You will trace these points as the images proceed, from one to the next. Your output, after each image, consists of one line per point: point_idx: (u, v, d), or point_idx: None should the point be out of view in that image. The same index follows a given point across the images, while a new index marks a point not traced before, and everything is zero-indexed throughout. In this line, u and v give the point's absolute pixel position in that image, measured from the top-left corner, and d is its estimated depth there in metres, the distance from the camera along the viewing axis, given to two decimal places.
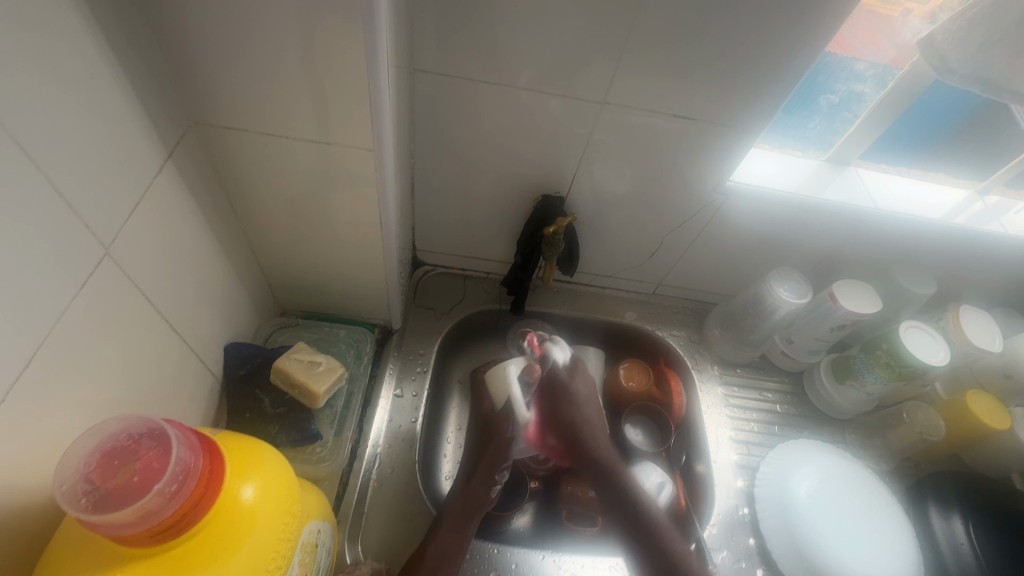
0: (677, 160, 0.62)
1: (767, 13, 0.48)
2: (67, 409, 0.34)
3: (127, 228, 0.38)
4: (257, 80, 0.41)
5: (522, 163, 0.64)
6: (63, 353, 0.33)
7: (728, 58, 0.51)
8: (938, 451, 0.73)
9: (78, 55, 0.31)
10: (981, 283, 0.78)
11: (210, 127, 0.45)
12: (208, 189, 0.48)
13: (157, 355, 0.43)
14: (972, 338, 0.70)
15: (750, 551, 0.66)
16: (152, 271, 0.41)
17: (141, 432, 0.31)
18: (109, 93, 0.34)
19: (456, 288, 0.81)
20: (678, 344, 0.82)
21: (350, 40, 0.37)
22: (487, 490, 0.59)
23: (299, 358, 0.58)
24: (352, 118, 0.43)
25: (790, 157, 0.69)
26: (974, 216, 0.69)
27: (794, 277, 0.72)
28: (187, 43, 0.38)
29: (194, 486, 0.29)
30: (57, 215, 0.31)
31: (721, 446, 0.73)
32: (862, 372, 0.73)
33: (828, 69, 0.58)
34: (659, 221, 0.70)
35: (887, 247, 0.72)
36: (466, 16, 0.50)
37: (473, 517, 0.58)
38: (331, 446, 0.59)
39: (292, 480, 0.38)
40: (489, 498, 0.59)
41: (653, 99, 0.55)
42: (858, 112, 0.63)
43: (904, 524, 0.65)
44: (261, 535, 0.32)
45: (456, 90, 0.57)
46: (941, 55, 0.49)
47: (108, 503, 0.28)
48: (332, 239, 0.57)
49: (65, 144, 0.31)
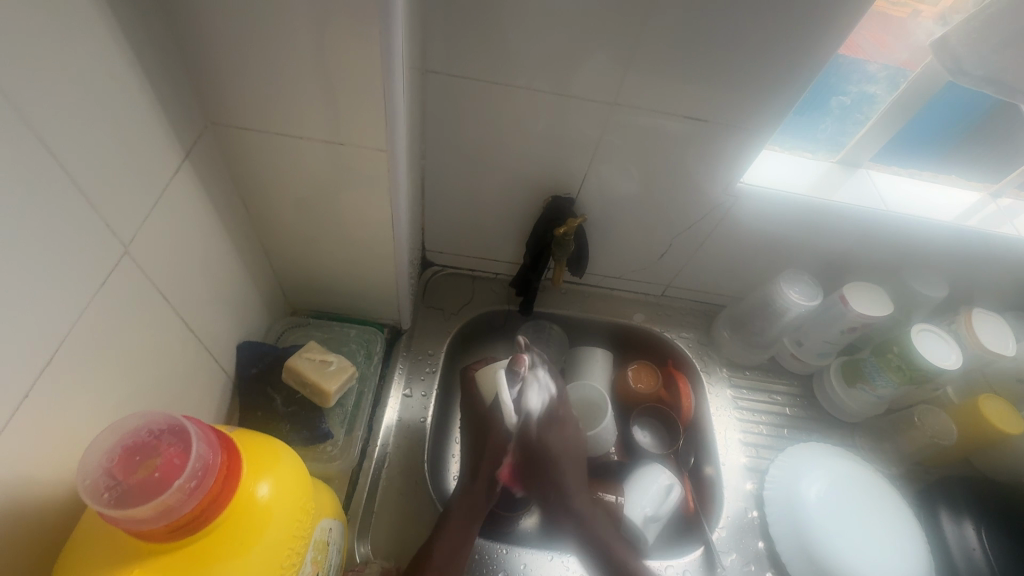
0: (688, 162, 0.62)
1: (780, 13, 0.47)
2: (86, 405, 0.35)
3: (146, 227, 0.38)
4: (273, 82, 0.41)
5: (532, 164, 0.64)
6: (83, 350, 0.34)
7: (740, 59, 0.51)
8: (949, 455, 0.72)
9: (99, 54, 0.31)
10: (993, 286, 0.78)
11: (226, 128, 0.45)
12: (222, 189, 0.49)
13: (173, 353, 0.44)
14: (984, 341, 0.69)
15: (759, 554, 0.66)
16: (168, 270, 0.42)
17: (161, 427, 0.31)
18: (129, 93, 0.34)
19: (465, 288, 0.81)
20: (687, 346, 0.82)
21: (366, 41, 0.38)
22: (491, 487, 0.60)
23: (311, 357, 0.58)
24: (365, 118, 0.43)
25: (801, 159, 0.68)
26: (987, 218, 0.69)
27: (804, 279, 0.72)
28: (204, 44, 0.39)
29: (213, 482, 0.30)
30: (78, 213, 0.32)
31: (730, 448, 0.73)
32: (873, 375, 0.72)
33: (840, 71, 0.58)
34: (668, 223, 0.70)
35: (899, 250, 0.71)
36: (479, 16, 0.50)
37: (479, 513, 0.58)
38: (341, 445, 0.59)
39: (306, 478, 0.38)
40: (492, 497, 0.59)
41: (665, 100, 0.55)
42: (870, 114, 0.63)
43: (915, 529, 0.64)
44: (276, 532, 0.33)
45: (467, 90, 0.57)
46: (954, 56, 0.49)
47: (129, 498, 0.28)
48: (343, 239, 0.57)
49: (86, 143, 0.32)
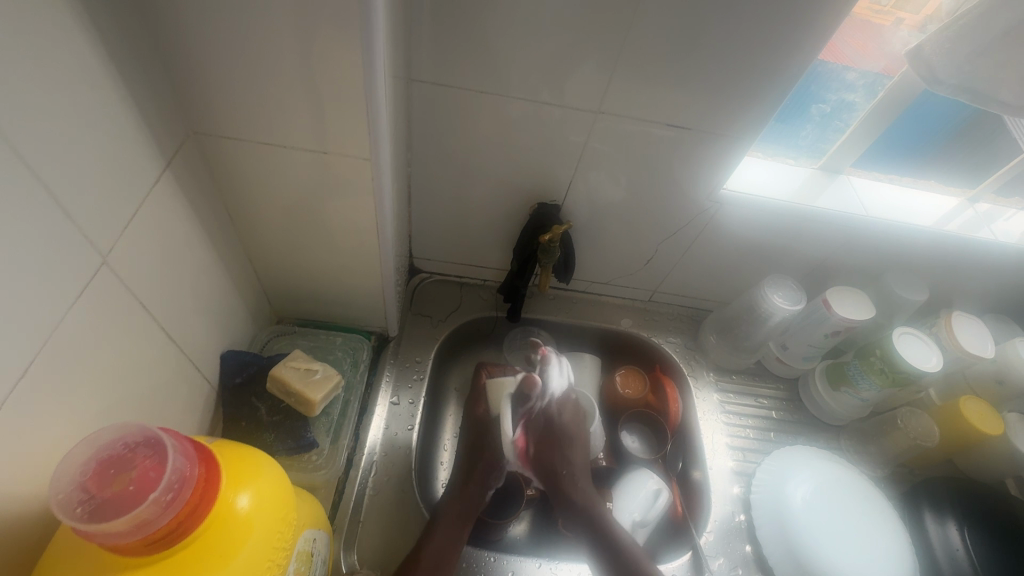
0: (672, 168, 0.62)
1: (758, 23, 0.48)
2: (62, 419, 0.34)
3: (125, 237, 0.38)
4: (255, 91, 0.41)
5: (518, 172, 0.65)
6: (58, 360, 0.33)
7: (719, 68, 0.52)
8: (933, 457, 0.73)
9: (76, 62, 0.31)
10: (973, 289, 0.79)
11: (208, 137, 0.45)
12: (205, 198, 0.48)
13: (154, 363, 0.44)
14: (964, 344, 0.70)
15: (746, 557, 0.66)
16: (148, 280, 0.41)
17: (137, 439, 0.31)
18: (107, 101, 0.34)
19: (452, 295, 0.82)
20: (674, 351, 0.82)
21: (347, 48, 0.38)
22: (482, 494, 0.61)
23: (296, 366, 0.58)
24: (348, 127, 0.43)
25: (783, 165, 0.69)
26: (966, 223, 0.70)
27: (788, 284, 0.72)
28: (186, 55, 0.39)
29: (189, 494, 0.29)
30: (55, 224, 0.32)
31: (716, 452, 0.74)
32: (856, 378, 0.73)
33: (820, 79, 0.59)
34: (653, 229, 0.71)
35: (880, 254, 0.73)
36: (463, 25, 0.50)
37: (471, 515, 0.58)
38: (327, 453, 0.59)
39: (288, 488, 0.38)
40: (483, 501, 0.60)
41: (648, 108, 0.56)
42: (849, 121, 0.64)
43: (900, 530, 0.65)
44: (257, 545, 0.32)
45: (451, 99, 0.57)
46: (929, 65, 0.49)
47: (103, 513, 0.28)
48: (328, 247, 0.57)
49: (64, 153, 0.31)
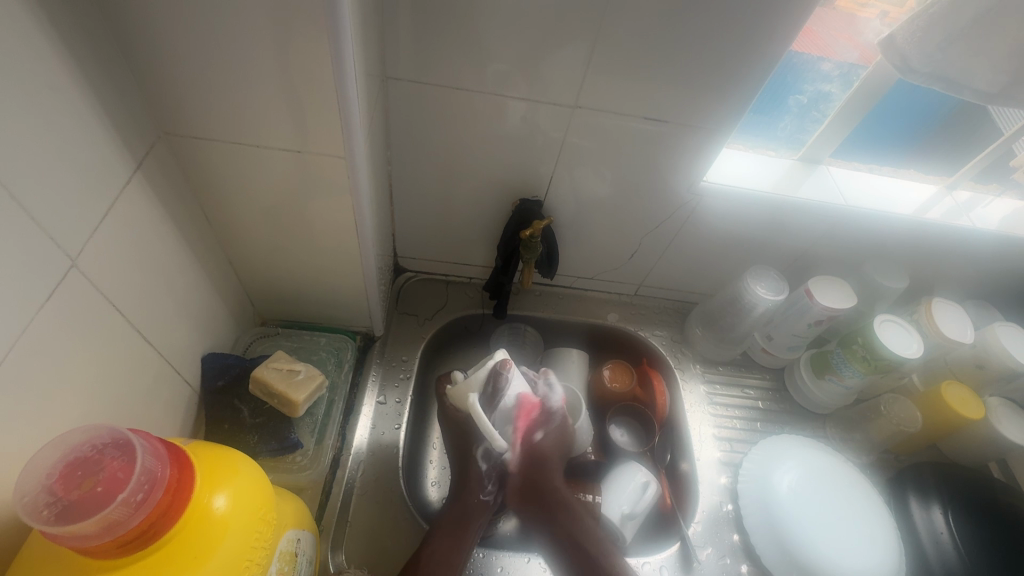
0: (652, 160, 0.62)
1: (730, 18, 0.49)
2: (36, 423, 0.34)
3: (95, 241, 0.38)
4: (226, 90, 0.41)
5: (499, 169, 0.65)
6: (27, 364, 0.33)
7: (694, 59, 0.52)
8: (916, 442, 0.74)
9: (36, 61, 0.31)
10: (953, 276, 0.80)
11: (180, 137, 0.45)
12: (180, 198, 0.48)
13: (129, 367, 0.43)
14: (944, 330, 0.71)
15: (734, 546, 0.67)
16: (123, 283, 0.41)
17: (105, 442, 0.31)
18: (69, 103, 0.34)
19: (438, 293, 0.82)
20: (661, 344, 0.83)
21: (317, 46, 0.38)
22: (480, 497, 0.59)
23: (278, 367, 0.58)
24: (322, 124, 0.43)
25: (763, 157, 0.70)
26: (945, 211, 0.70)
27: (771, 274, 0.73)
28: (152, 53, 0.38)
29: (161, 495, 0.29)
30: (21, 228, 0.31)
31: (704, 444, 0.74)
32: (839, 366, 0.74)
33: (795, 70, 0.59)
34: (637, 222, 0.71)
35: (861, 242, 0.73)
36: (434, 21, 0.50)
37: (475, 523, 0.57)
38: (311, 455, 0.59)
39: (266, 487, 0.37)
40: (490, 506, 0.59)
41: (624, 102, 0.56)
42: (826, 112, 0.65)
43: (885, 516, 0.66)
44: (233, 545, 0.32)
45: (429, 97, 0.57)
46: (901, 54, 0.49)
47: (70, 515, 0.28)
48: (309, 247, 0.57)
49: (30, 156, 0.31)
